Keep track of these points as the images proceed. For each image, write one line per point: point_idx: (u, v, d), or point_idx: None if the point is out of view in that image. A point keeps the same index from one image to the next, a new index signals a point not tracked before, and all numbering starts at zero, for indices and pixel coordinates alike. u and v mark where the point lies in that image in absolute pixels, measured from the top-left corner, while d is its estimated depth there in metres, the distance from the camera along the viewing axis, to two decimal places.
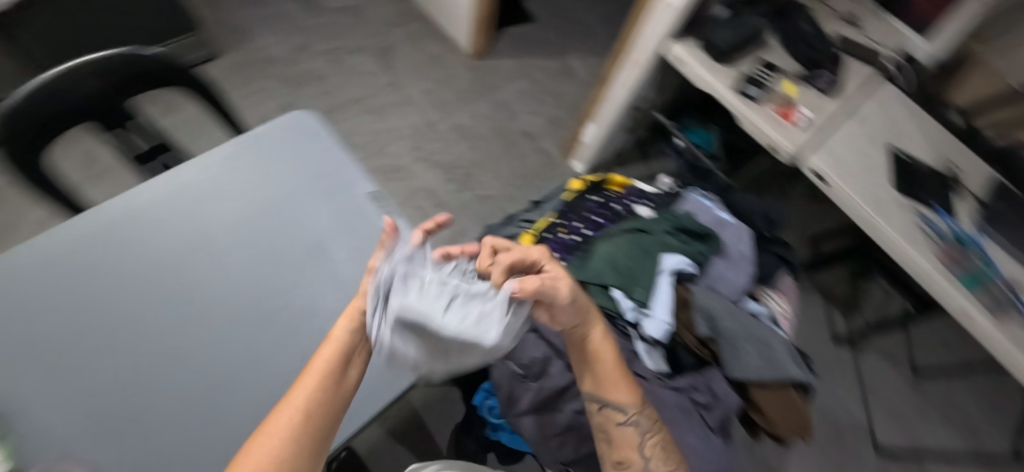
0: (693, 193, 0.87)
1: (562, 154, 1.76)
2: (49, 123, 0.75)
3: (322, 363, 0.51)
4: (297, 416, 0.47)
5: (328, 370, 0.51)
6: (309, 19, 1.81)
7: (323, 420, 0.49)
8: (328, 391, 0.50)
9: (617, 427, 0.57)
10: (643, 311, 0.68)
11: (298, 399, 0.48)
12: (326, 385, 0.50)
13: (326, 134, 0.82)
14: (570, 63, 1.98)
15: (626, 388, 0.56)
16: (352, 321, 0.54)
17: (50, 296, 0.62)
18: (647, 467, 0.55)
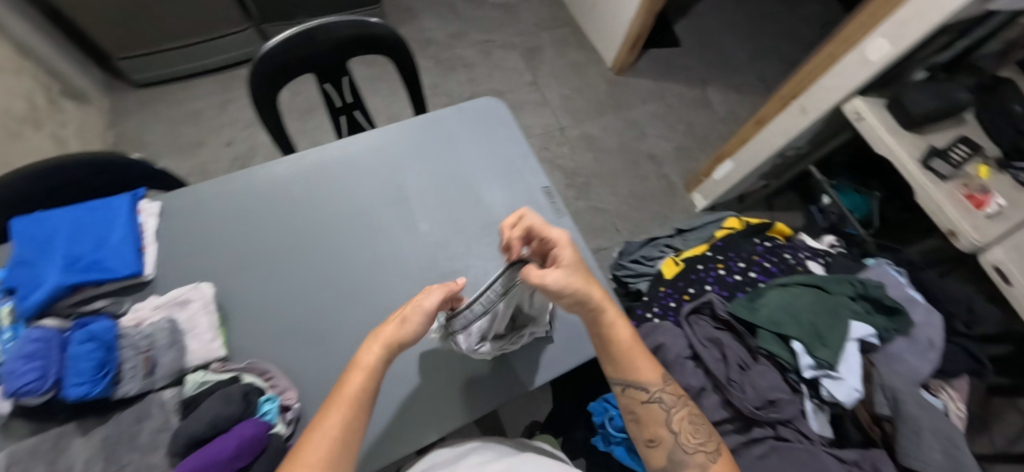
0: (881, 265, 0.83)
1: (686, 186, 1.70)
2: (287, 68, 0.86)
3: (354, 386, 0.50)
4: (343, 432, 0.47)
5: (355, 392, 0.50)
6: (470, 10, 1.93)
7: (357, 430, 0.49)
8: (361, 406, 0.50)
9: (644, 405, 0.58)
10: (830, 372, 0.67)
11: (332, 421, 0.48)
12: (363, 398, 0.50)
13: (513, 123, 0.86)
14: (708, 94, 1.89)
15: (648, 367, 0.58)
16: (383, 341, 0.53)
17: (274, 218, 0.72)
18: (677, 443, 0.56)
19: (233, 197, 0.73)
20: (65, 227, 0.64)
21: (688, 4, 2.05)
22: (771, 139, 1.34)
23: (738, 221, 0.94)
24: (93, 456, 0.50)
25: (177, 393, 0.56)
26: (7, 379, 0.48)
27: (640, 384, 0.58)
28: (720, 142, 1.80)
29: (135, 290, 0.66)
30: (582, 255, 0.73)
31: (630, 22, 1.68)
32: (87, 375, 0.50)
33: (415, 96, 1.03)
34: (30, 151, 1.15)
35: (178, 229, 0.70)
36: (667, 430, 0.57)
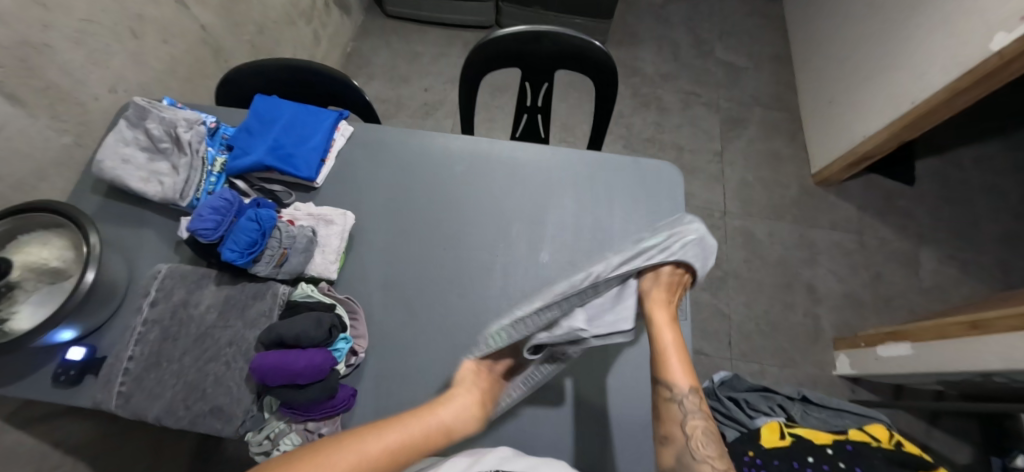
0: None
1: (835, 340, 1.41)
2: (500, 56, 0.90)
3: (423, 438, 0.52)
4: (356, 458, 0.47)
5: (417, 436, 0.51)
6: (693, 57, 1.83)
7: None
8: (376, 466, 0.48)
9: (663, 404, 0.54)
10: None
11: (378, 445, 0.49)
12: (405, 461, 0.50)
13: (680, 199, 0.78)
14: (919, 253, 1.52)
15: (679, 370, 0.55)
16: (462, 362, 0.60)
17: (426, 183, 0.77)
18: (688, 446, 0.51)
19: (407, 151, 0.80)
20: (284, 118, 0.77)
21: (952, 143, 1.65)
22: (982, 354, 0.99)
23: (888, 435, 0.76)
24: (215, 306, 0.62)
25: (288, 292, 0.63)
26: (195, 218, 0.60)
27: (664, 380, 0.55)
28: (906, 314, 1.44)
29: (303, 190, 0.76)
30: None
31: (866, 137, 1.42)
32: (241, 245, 0.60)
33: (598, 125, 1.01)
34: (296, 38, 1.42)
35: (353, 157, 0.79)
36: (679, 429, 0.52)
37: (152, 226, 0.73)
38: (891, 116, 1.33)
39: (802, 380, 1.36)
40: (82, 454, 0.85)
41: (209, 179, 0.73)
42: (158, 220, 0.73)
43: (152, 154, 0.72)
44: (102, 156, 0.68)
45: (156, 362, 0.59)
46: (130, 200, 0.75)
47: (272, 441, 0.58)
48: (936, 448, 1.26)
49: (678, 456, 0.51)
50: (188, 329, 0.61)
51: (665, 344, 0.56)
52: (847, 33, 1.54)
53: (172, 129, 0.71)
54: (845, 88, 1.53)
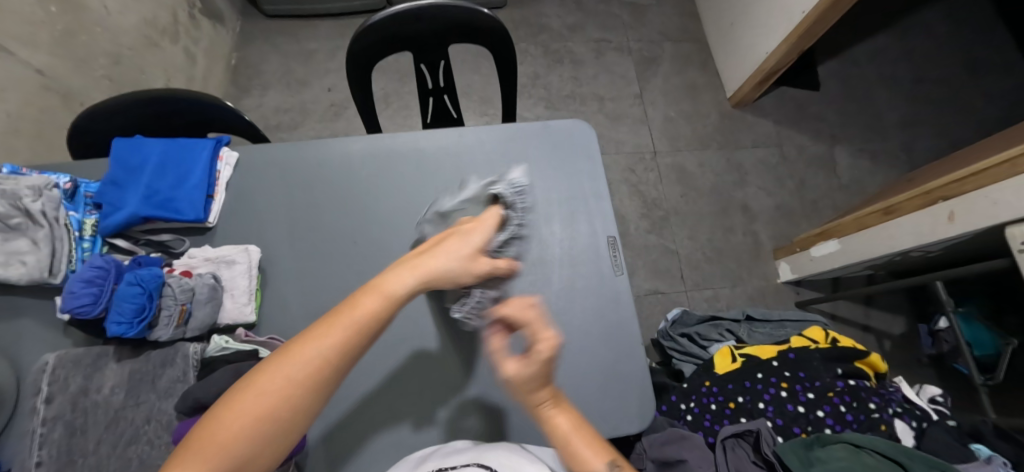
0: (930, 393, 0.77)
1: (775, 250, 1.50)
2: (386, 40, 0.84)
3: (357, 317, 0.43)
4: (288, 384, 0.38)
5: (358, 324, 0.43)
6: (596, 3, 1.80)
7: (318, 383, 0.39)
8: (311, 389, 0.39)
9: None
10: None
11: (314, 347, 0.40)
12: (366, 332, 0.43)
13: (596, 155, 0.79)
14: (835, 154, 1.63)
15: (594, 461, 0.47)
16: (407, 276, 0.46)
17: (333, 195, 0.72)
18: None
19: (305, 165, 0.74)
20: (154, 160, 0.69)
21: (846, 43, 1.74)
22: (897, 235, 1.07)
23: (823, 334, 0.82)
24: (123, 385, 0.56)
25: (200, 349, 0.58)
26: (66, 297, 0.53)
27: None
28: (831, 212, 1.56)
29: (197, 232, 0.69)
30: (623, 328, 0.69)
31: (769, 53, 1.47)
32: (127, 315, 0.53)
33: (508, 94, 0.98)
34: (166, 62, 1.27)
35: (246, 184, 0.72)
36: None
37: (31, 313, 0.64)
38: (787, 28, 1.38)
39: (752, 295, 1.45)
40: None
41: (81, 245, 0.65)
42: (37, 303, 0.65)
43: None
44: None
45: (69, 460, 0.52)
46: None
47: None
48: (875, 326, 1.39)
49: None
50: (94, 417, 0.54)
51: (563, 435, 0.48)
52: None
53: (16, 201, 0.61)
54: (743, 8, 1.56)
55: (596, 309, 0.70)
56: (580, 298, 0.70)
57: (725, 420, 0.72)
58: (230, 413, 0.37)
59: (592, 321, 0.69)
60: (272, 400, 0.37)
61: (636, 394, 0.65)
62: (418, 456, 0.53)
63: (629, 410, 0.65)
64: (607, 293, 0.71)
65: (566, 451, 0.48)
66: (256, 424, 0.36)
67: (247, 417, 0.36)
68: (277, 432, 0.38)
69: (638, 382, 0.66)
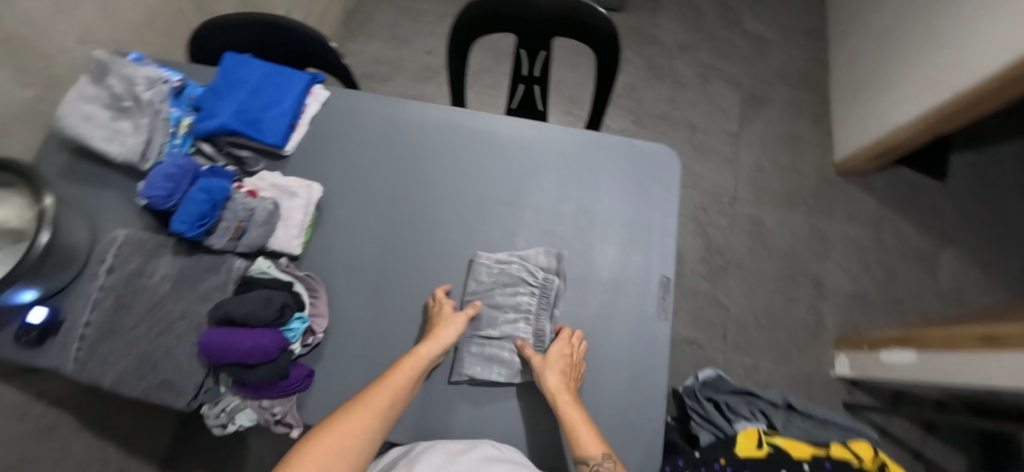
0: None
1: (837, 339, 1.36)
2: (496, 17, 0.83)
3: (412, 366, 0.57)
4: (371, 423, 0.52)
5: (394, 394, 0.54)
6: (718, 27, 1.68)
7: (385, 421, 0.53)
8: (384, 419, 0.53)
9: None
10: None
11: (382, 393, 0.54)
12: (406, 389, 0.56)
13: (676, 187, 0.73)
14: (940, 255, 1.43)
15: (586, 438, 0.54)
16: (436, 348, 0.58)
17: (402, 156, 0.72)
18: None
19: (383, 119, 0.74)
20: (254, 79, 0.72)
21: (995, 135, 1.50)
22: (988, 369, 0.90)
23: (874, 454, 0.72)
24: (170, 278, 0.60)
25: (244, 267, 0.60)
26: (146, 184, 0.57)
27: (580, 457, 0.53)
28: (916, 317, 1.37)
29: (273, 157, 0.73)
30: (646, 374, 0.65)
31: (898, 126, 1.30)
32: (192, 217, 0.56)
33: (599, 99, 0.94)
34: None
35: (325, 124, 0.74)
36: None
37: (116, 189, 0.71)
38: (928, 104, 1.21)
39: (796, 377, 1.32)
40: (66, 407, 0.91)
41: (173, 142, 0.70)
42: (124, 182, 0.71)
43: (115, 112, 0.69)
44: (63, 112, 0.67)
45: (111, 329, 0.58)
46: (98, 160, 0.73)
47: (228, 415, 0.58)
48: (929, 456, 1.22)
49: None
50: (142, 300, 0.59)
51: (573, 421, 0.55)
52: (891, 5, 1.38)
53: (131, 87, 0.67)
54: (882, 69, 1.39)
55: (625, 347, 0.66)
56: (612, 331, 0.66)
57: None
58: (325, 438, 0.49)
59: (618, 358, 0.65)
60: (364, 428, 0.51)
61: (642, 449, 0.62)
62: (447, 448, 0.55)
63: (629, 459, 0.62)
64: (643, 334, 0.67)
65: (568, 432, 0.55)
66: (341, 443, 0.49)
67: (336, 440, 0.49)
68: (359, 447, 0.50)
69: (646, 437, 0.62)
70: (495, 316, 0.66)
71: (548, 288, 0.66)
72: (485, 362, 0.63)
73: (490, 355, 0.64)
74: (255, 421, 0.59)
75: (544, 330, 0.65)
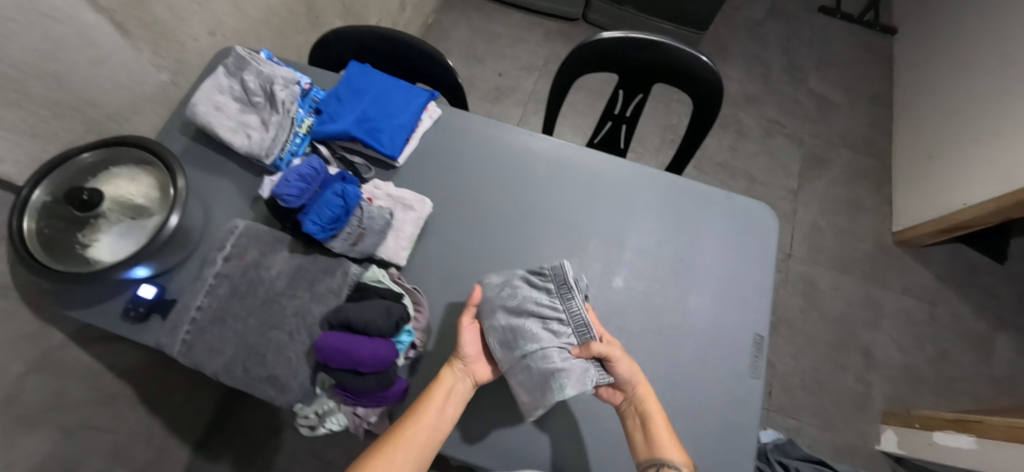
0: None
1: (884, 413, 1.31)
2: (605, 56, 0.85)
3: (439, 396, 0.55)
4: (404, 461, 0.51)
5: (431, 433, 0.53)
6: (784, 83, 1.70)
7: (420, 458, 0.52)
8: (417, 454, 0.52)
9: None
10: None
11: (413, 427, 0.52)
12: (437, 422, 0.53)
13: (772, 247, 0.74)
14: (996, 340, 1.38)
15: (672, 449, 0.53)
16: (461, 380, 0.56)
17: (510, 181, 0.74)
18: None
19: (493, 144, 0.77)
20: (377, 91, 0.75)
21: None
22: None
23: None
24: (286, 273, 0.61)
25: (359, 273, 0.61)
26: (281, 183, 0.58)
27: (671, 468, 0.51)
28: (969, 402, 1.32)
29: (383, 166, 0.74)
30: (737, 434, 0.63)
31: (966, 205, 1.29)
32: (324, 219, 0.58)
33: (688, 145, 0.96)
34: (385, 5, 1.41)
35: (437, 140, 0.76)
36: None
37: (230, 177, 0.73)
38: (1002, 187, 1.20)
39: (839, 447, 1.28)
40: (128, 379, 0.92)
41: (294, 141, 0.72)
42: (240, 172, 0.74)
43: (243, 105, 0.72)
44: (197, 100, 0.69)
45: (221, 317, 0.59)
46: (216, 148, 0.75)
47: (319, 418, 0.56)
48: None
49: None
50: (257, 292, 0.60)
51: (659, 426, 0.53)
52: (965, 85, 1.40)
53: (267, 84, 0.70)
54: (952, 146, 1.39)
55: (716, 404, 0.65)
56: (703, 384, 0.65)
57: None
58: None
59: (710, 413, 0.64)
60: (399, 465, 0.51)
61: None
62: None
63: None
64: (735, 391, 0.65)
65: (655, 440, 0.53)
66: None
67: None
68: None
69: None
70: (529, 329, 0.55)
71: (561, 276, 0.57)
72: (540, 381, 0.52)
73: (543, 374, 0.52)
74: (345, 426, 0.57)
75: (580, 316, 0.56)
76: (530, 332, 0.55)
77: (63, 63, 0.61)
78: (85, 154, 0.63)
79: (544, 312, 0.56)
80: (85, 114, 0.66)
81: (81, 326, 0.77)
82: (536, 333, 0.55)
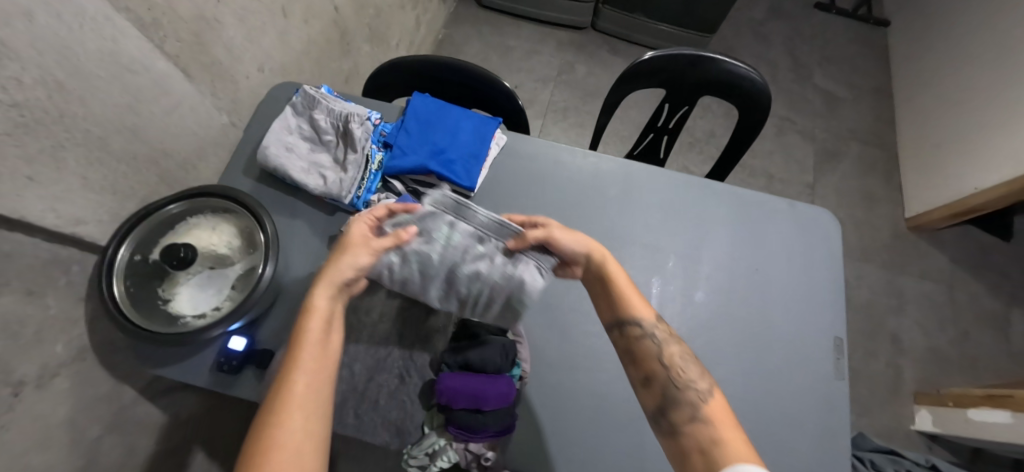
0: None
1: (916, 394, 1.36)
2: (655, 72, 0.87)
3: (314, 323, 0.43)
4: (305, 402, 0.39)
5: (319, 355, 0.42)
6: (790, 81, 1.76)
7: (317, 387, 0.40)
8: (312, 384, 0.40)
9: (642, 343, 0.50)
10: None
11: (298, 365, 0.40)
12: (315, 337, 0.43)
13: (839, 249, 0.76)
14: (1011, 317, 1.46)
15: (637, 301, 0.51)
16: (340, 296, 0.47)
17: (582, 202, 0.75)
18: (679, 376, 0.47)
19: (560, 167, 0.77)
20: (445, 122, 0.75)
21: None
22: None
23: None
24: (389, 316, 0.61)
25: None
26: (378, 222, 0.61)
27: (636, 322, 0.50)
28: (993, 377, 1.38)
29: None
30: (835, 437, 0.65)
31: (978, 190, 1.36)
32: None
33: (732, 153, 0.98)
34: (403, 26, 1.40)
35: (506, 167, 0.77)
36: (669, 360, 0.48)
37: (303, 217, 0.72)
38: (1013, 171, 1.27)
39: (878, 432, 1.32)
40: (190, 428, 0.89)
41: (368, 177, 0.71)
42: (311, 211, 0.72)
43: (313, 144, 0.72)
44: (268, 142, 0.69)
45: None
46: (283, 188, 0.74)
47: (431, 456, 0.55)
48: None
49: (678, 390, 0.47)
50: (362, 338, 0.59)
51: (621, 284, 0.52)
52: (966, 76, 1.47)
53: (337, 123, 0.71)
54: (958, 135, 1.45)
55: (811, 408, 0.66)
56: (795, 390, 0.67)
57: None
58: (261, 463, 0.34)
59: (807, 419, 0.66)
60: (299, 412, 0.38)
61: None
62: None
63: None
64: (826, 394, 0.67)
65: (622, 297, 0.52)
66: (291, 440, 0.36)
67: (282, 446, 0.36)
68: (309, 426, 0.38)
69: None
70: (464, 261, 0.53)
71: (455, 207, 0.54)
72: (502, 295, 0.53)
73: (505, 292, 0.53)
74: (454, 462, 0.56)
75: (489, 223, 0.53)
76: (463, 258, 0.53)
77: (141, 115, 0.60)
78: (170, 206, 0.61)
79: (459, 241, 0.53)
80: (157, 165, 0.65)
81: (151, 380, 0.75)
82: (464, 254, 0.53)
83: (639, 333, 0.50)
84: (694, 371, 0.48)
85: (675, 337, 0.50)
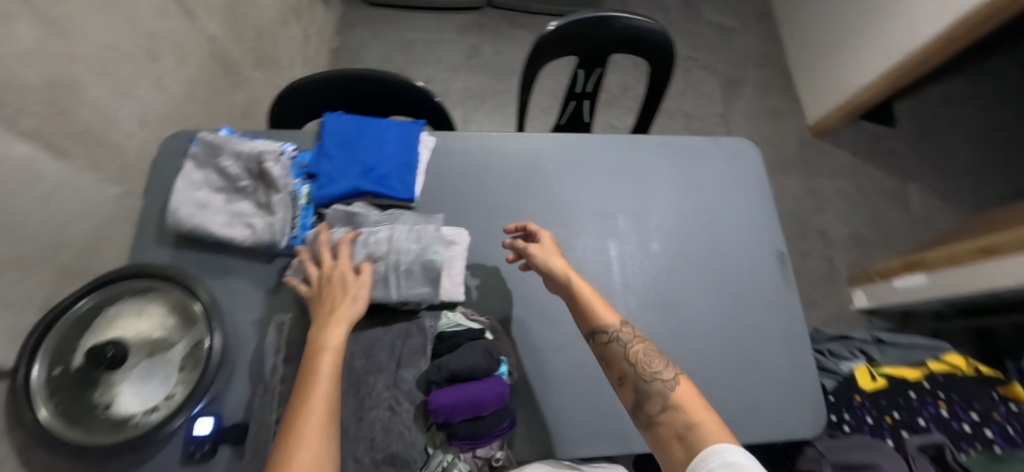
0: None
1: (850, 278, 1.54)
2: (563, 41, 0.88)
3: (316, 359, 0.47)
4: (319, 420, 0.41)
5: (329, 380, 0.45)
6: (684, 22, 1.85)
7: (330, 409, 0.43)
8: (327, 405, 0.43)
9: (605, 347, 0.53)
10: None
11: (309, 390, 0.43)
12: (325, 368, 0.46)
13: (762, 171, 0.83)
14: (906, 190, 1.67)
15: (602, 307, 0.55)
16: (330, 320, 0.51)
17: (526, 185, 0.75)
18: (639, 374, 0.50)
19: (496, 155, 0.77)
20: (366, 136, 0.71)
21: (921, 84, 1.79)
22: (994, 274, 1.09)
23: (965, 360, 0.90)
24: (362, 350, 0.59)
25: (434, 324, 0.61)
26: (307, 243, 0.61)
27: (599, 327, 0.53)
28: (904, 246, 1.59)
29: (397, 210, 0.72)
30: (797, 339, 0.72)
31: (860, 87, 1.52)
32: None
33: (650, 103, 1.02)
34: (291, 42, 1.30)
35: (441, 168, 0.75)
36: (633, 364, 0.51)
37: (240, 273, 0.66)
38: (884, 65, 1.43)
39: (827, 319, 1.49)
40: None
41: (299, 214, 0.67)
42: (247, 265, 0.67)
43: (227, 193, 0.65)
44: (177, 204, 0.63)
45: None
46: (208, 248, 0.67)
47: None
48: None
49: (639, 388, 0.49)
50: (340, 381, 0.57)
51: (584, 292, 0.56)
52: None
53: (248, 164, 0.65)
54: (834, 41, 1.61)
55: (772, 319, 0.73)
56: (755, 307, 0.73)
57: (886, 432, 0.79)
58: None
59: (771, 330, 0.72)
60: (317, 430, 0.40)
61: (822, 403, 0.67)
62: None
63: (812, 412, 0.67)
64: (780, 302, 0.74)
65: (585, 304, 0.55)
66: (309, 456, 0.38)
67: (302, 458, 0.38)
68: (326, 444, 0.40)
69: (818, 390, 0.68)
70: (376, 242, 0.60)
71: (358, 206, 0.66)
72: (416, 272, 0.59)
73: (412, 270, 0.59)
74: None
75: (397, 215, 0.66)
76: (374, 240, 0.61)
77: (12, 212, 0.51)
78: (79, 303, 0.54)
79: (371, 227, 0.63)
80: (48, 261, 0.57)
81: None
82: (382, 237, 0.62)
83: (605, 338, 0.53)
84: (655, 367, 0.50)
85: (643, 337, 0.53)
